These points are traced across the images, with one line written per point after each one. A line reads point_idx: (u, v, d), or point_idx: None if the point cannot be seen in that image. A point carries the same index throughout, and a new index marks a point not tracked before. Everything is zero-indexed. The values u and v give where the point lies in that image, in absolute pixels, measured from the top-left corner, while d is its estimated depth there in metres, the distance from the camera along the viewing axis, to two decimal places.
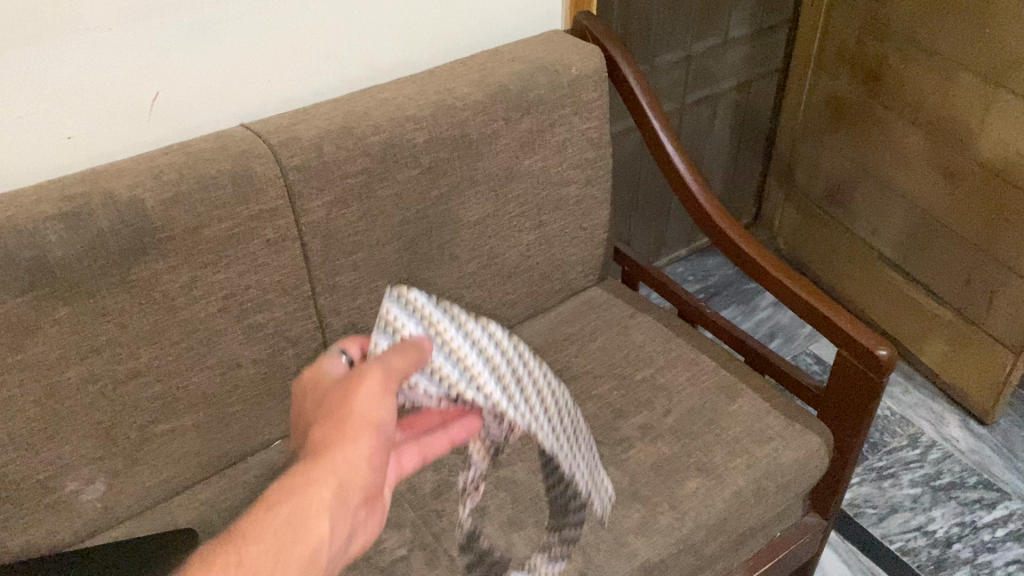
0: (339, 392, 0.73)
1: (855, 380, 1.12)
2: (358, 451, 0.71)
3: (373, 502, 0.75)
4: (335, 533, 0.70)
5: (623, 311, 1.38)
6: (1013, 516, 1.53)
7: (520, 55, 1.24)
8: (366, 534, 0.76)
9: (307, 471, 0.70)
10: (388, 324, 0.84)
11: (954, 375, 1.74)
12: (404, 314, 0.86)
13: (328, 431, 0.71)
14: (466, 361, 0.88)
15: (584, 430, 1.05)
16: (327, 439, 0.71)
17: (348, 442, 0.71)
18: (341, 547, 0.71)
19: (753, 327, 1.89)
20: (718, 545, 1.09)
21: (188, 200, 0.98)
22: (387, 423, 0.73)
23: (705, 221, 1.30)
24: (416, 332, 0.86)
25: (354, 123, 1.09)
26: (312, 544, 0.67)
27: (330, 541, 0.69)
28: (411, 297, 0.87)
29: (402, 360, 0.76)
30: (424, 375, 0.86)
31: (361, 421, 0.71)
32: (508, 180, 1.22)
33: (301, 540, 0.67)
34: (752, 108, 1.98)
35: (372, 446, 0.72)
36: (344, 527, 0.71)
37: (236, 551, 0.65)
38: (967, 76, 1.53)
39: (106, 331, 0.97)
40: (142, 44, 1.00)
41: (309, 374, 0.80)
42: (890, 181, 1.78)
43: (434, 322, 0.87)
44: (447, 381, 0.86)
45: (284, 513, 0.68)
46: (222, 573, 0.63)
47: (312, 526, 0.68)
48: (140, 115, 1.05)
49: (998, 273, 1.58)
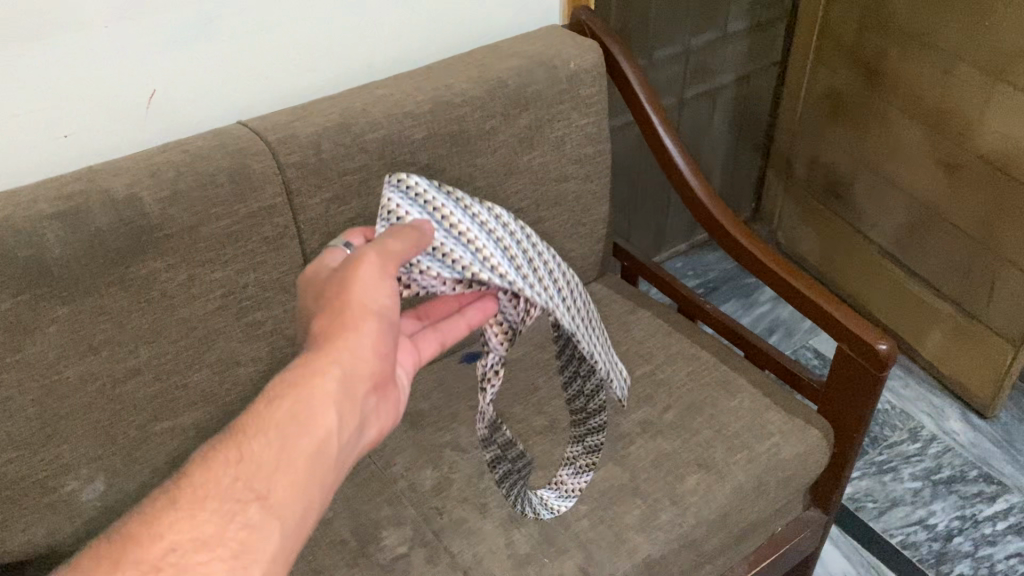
0: (337, 281, 0.78)
1: (855, 375, 1.11)
2: (361, 334, 0.76)
3: (381, 386, 0.80)
4: (345, 417, 0.74)
5: (623, 306, 1.38)
6: (1013, 509, 1.53)
7: (518, 50, 1.24)
8: (377, 419, 0.80)
9: (310, 360, 0.74)
10: (390, 211, 0.94)
11: (954, 369, 1.74)
12: (407, 201, 0.96)
13: (332, 319, 0.76)
14: (462, 228, 0.96)
15: (597, 322, 1.11)
16: (331, 325, 0.76)
17: (352, 327, 0.76)
18: (353, 430, 0.75)
19: (752, 321, 1.88)
20: (719, 541, 1.09)
21: (186, 198, 0.98)
22: (388, 307, 0.78)
23: (704, 216, 1.30)
24: (419, 215, 0.95)
25: (351, 120, 1.08)
26: (321, 426, 0.71)
27: (341, 423, 0.73)
28: (411, 180, 0.98)
29: (400, 244, 0.80)
30: (436, 259, 0.91)
31: (361, 306, 0.76)
32: (507, 176, 1.22)
33: (314, 418, 0.71)
34: (751, 102, 1.97)
35: (373, 331, 0.77)
36: (354, 408, 0.75)
37: (236, 447, 0.68)
38: (966, 69, 1.53)
39: (105, 330, 0.97)
40: (139, 41, 1.00)
41: (312, 269, 0.85)
42: (889, 174, 1.77)
43: (436, 206, 0.97)
44: (460, 263, 0.91)
45: (296, 395, 0.72)
46: (242, 451, 0.67)
47: (321, 408, 0.72)
48: (137, 113, 1.05)
49: (999, 266, 1.58)
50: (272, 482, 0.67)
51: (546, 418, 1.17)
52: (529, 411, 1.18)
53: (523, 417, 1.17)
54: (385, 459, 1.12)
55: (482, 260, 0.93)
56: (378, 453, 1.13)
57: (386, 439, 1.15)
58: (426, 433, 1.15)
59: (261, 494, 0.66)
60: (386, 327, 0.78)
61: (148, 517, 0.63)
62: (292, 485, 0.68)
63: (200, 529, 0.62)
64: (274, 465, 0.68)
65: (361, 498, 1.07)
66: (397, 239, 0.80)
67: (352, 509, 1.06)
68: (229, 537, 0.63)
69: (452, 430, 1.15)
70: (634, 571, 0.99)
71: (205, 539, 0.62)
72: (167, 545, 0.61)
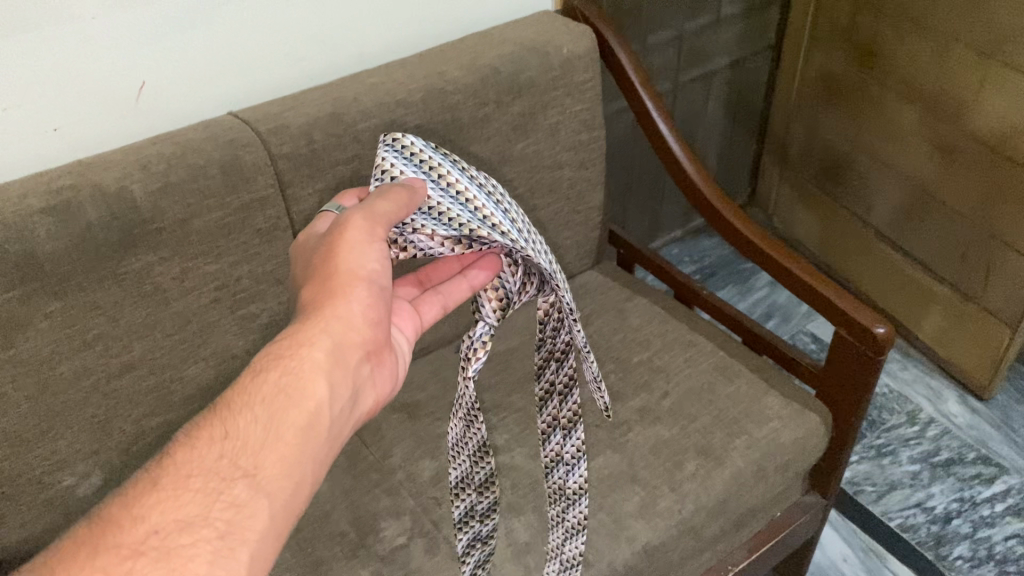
0: (325, 250, 0.80)
1: (852, 359, 1.11)
2: (349, 300, 0.78)
3: (373, 357, 0.81)
4: (337, 387, 0.74)
5: (620, 294, 1.37)
6: (1011, 490, 1.53)
7: (511, 36, 1.23)
8: (370, 391, 0.81)
9: (299, 329, 0.75)
10: (384, 170, 0.94)
11: (951, 351, 1.74)
12: (402, 160, 0.95)
13: (321, 288, 0.78)
14: (459, 187, 0.95)
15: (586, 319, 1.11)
16: (321, 294, 0.78)
17: (340, 295, 0.78)
18: (345, 402, 0.75)
19: (749, 307, 1.88)
20: (718, 527, 1.09)
21: (178, 191, 0.97)
22: (376, 272, 0.80)
23: (700, 201, 1.29)
24: (415, 174, 0.95)
25: (343, 109, 1.07)
26: (312, 394, 0.72)
27: (331, 391, 0.73)
28: (406, 141, 0.97)
29: (389, 207, 0.82)
30: (430, 217, 0.91)
31: (348, 272, 0.79)
32: (501, 164, 1.21)
33: (305, 386, 0.72)
34: (746, 86, 1.96)
35: (362, 298, 0.79)
36: (345, 377, 0.76)
37: (222, 423, 0.67)
38: (961, 50, 1.52)
39: (98, 325, 0.96)
40: (128, 32, 0.99)
41: (302, 241, 0.88)
42: (885, 156, 1.77)
43: (434, 165, 0.96)
44: (458, 220, 0.91)
45: (286, 365, 0.73)
46: (228, 420, 0.68)
47: (310, 375, 0.73)
48: (127, 105, 1.04)
49: (996, 248, 1.58)
50: (259, 457, 0.66)
51: None
52: (527, 399, 1.18)
53: (521, 406, 1.17)
54: (382, 450, 1.12)
55: (482, 218, 0.93)
56: (375, 444, 1.13)
57: (383, 430, 1.14)
58: (423, 423, 1.15)
59: (249, 471, 0.65)
60: (376, 294, 0.80)
61: (128, 500, 0.62)
62: (280, 460, 0.67)
63: (184, 509, 0.62)
64: (261, 439, 0.67)
65: (359, 489, 1.07)
66: (385, 201, 0.82)
67: (351, 500, 1.05)
68: (215, 516, 0.62)
69: (449, 420, 1.15)
70: (634, 558, 0.99)
71: (190, 519, 0.61)
72: (150, 527, 0.60)
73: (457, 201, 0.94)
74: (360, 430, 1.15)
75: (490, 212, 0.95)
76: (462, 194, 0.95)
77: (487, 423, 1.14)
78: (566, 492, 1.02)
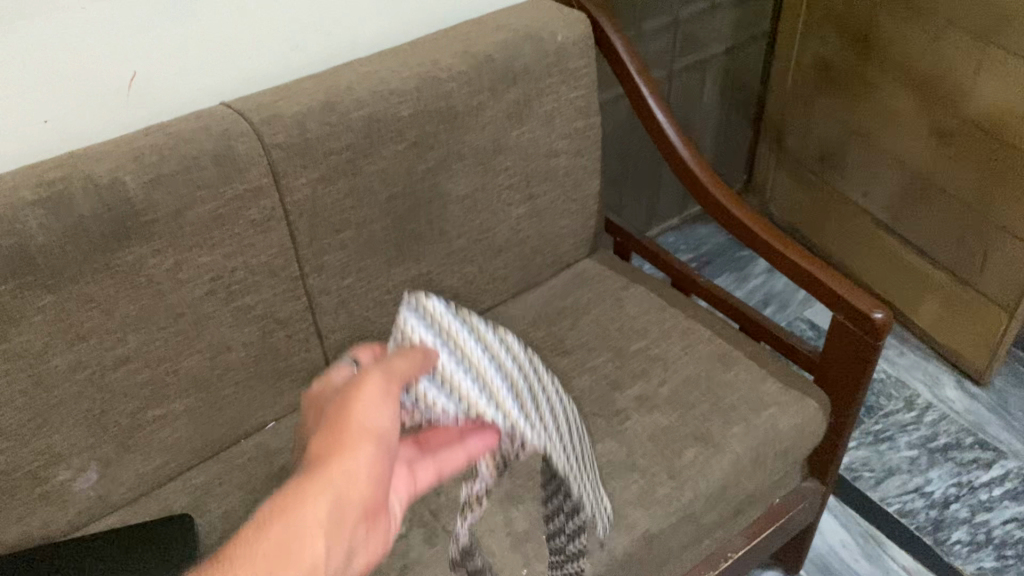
0: (338, 400, 0.69)
1: (850, 345, 1.11)
2: (356, 462, 0.67)
3: (376, 522, 0.70)
4: (333, 553, 0.65)
5: (617, 282, 1.36)
6: (1010, 474, 1.54)
7: (505, 23, 1.22)
8: (374, 551, 0.70)
9: (303, 481, 0.66)
10: (401, 337, 0.79)
11: (949, 337, 1.74)
12: (422, 325, 0.80)
13: (327, 442, 0.67)
14: (474, 361, 0.81)
15: (589, 448, 1.01)
16: (325, 449, 0.67)
17: (346, 452, 0.67)
18: (343, 565, 0.67)
19: (746, 295, 1.88)
20: (718, 514, 1.09)
21: (171, 182, 0.96)
22: (388, 426, 0.69)
23: (696, 188, 1.28)
24: (433, 344, 0.79)
25: (336, 98, 1.06)
26: (306, 562, 0.63)
27: (328, 557, 0.65)
28: (429, 305, 0.81)
29: (406, 362, 0.72)
30: (439, 391, 0.77)
31: (358, 428, 0.68)
32: (496, 153, 1.20)
33: (299, 553, 0.64)
34: (741, 73, 1.95)
35: (372, 458, 0.68)
36: (338, 548, 0.66)
37: None
38: (957, 34, 1.52)
39: (92, 318, 0.95)
40: (118, 22, 0.98)
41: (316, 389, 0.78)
42: (881, 142, 1.76)
43: (453, 334, 0.81)
44: (465, 398, 0.78)
45: (283, 524, 0.65)
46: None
47: (306, 541, 0.64)
48: (118, 96, 1.03)
49: (992, 233, 1.58)
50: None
51: None
52: None
53: None
54: None
55: (491, 399, 0.80)
56: None
57: None
58: None
59: None
60: (386, 454, 0.69)
61: None
62: None
63: None
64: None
65: None
66: (403, 359, 0.72)
67: None
68: None
69: None
70: (633, 546, 0.99)
71: None
72: None
73: (470, 377, 0.80)
74: None
75: (497, 387, 0.81)
76: (472, 362, 0.81)
77: None
78: (564, 564, 0.94)
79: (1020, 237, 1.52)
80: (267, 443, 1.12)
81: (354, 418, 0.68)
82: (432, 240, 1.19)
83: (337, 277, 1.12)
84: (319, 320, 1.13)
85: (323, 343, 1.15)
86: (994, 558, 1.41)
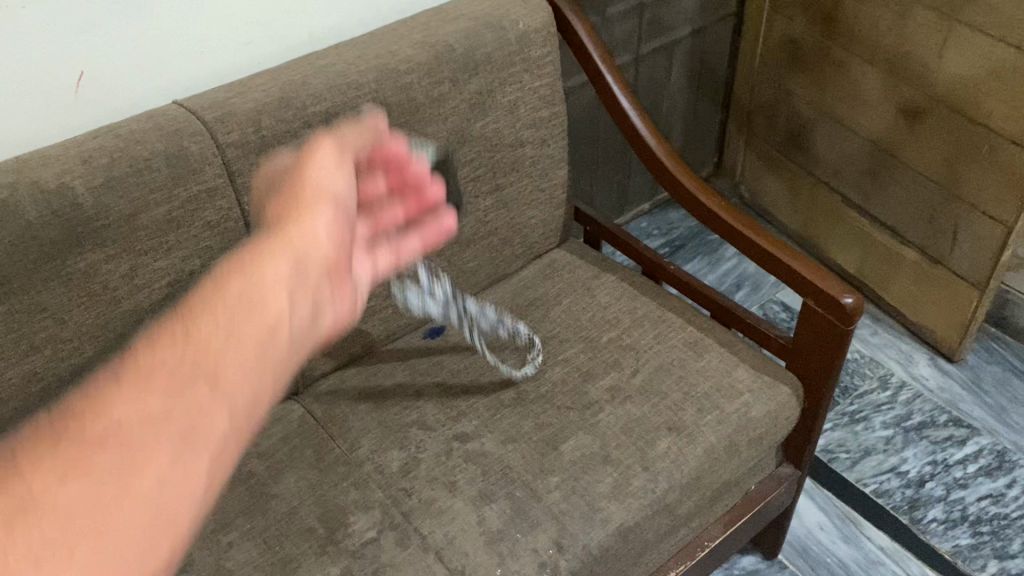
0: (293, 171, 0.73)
1: (820, 330, 1.10)
2: (314, 220, 0.68)
3: (343, 282, 0.70)
4: (298, 302, 0.63)
5: (587, 272, 1.35)
6: (983, 451, 1.54)
7: (464, 11, 1.19)
8: (339, 308, 0.69)
9: (213, 268, 0.61)
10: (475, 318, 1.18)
11: (920, 315, 1.74)
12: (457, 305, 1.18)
13: (285, 205, 0.69)
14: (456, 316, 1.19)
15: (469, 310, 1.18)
16: (285, 207, 0.69)
17: (306, 210, 0.68)
18: (308, 318, 0.64)
19: (718, 278, 1.87)
20: (693, 503, 1.08)
21: (123, 185, 0.93)
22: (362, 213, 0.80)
23: (663, 175, 1.27)
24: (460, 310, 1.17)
25: (292, 93, 1.04)
26: (273, 305, 0.60)
27: (295, 306, 0.62)
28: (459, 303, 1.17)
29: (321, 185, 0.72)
30: None
31: (314, 188, 0.70)
32: (460, 145, 1.18)
33: (261, 307, 0.59)
34: (709, 55, 1.93)
35: (329, 213, 0.69)
36: (319, 286, 0.66)
37: (182, 324, 0.55)
38: (921, 11, 1.51)
39: (45, 327, 0.92)
40: (62, 20, 0.94)
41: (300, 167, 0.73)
42: (849, 121, 1.76)
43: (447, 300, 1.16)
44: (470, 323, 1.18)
45: (240, 282, 0.60)
46: (179, 350, 0.53)
47: (261, 310, 0.59)
48: (66, 96, 0.99)
49: (962, 210, 1.58)
50: (44, 490, 0.44)
51: (513, 390, 1.14)
52: (497, 383, 1.16)
53: (490, 390, 1.14)
54: (349, 442, 1.09)
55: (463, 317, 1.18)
56: (342, 437, 1.10)
57: (350, 422, 1.12)
58: (390, 412, 1.12)
59: (213, 375, 0.53)
60: (342, 214, 0.71)
61: (91, 394, 0.49)
62: (247, 372, 0.55)
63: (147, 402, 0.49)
64: (41, 503, 0.44)
65: (327, 483, 1.04)
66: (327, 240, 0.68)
67: (318, 495, 1.03)
68: (176, 415, 0.50)
69: (417, 409, 1.12)
70: (608, 540, 0.97)
71: (154, 415, 0.49)
72: (113, 420, 0.48)
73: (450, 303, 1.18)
74: (326, 423, 1.12)
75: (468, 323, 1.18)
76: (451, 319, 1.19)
77: (457, 410, 1.12)
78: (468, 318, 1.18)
79: (988, 213, 1.53)
80: None
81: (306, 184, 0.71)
82: None
83: None
84: None
85: None
86: (970, 535, 1.42)
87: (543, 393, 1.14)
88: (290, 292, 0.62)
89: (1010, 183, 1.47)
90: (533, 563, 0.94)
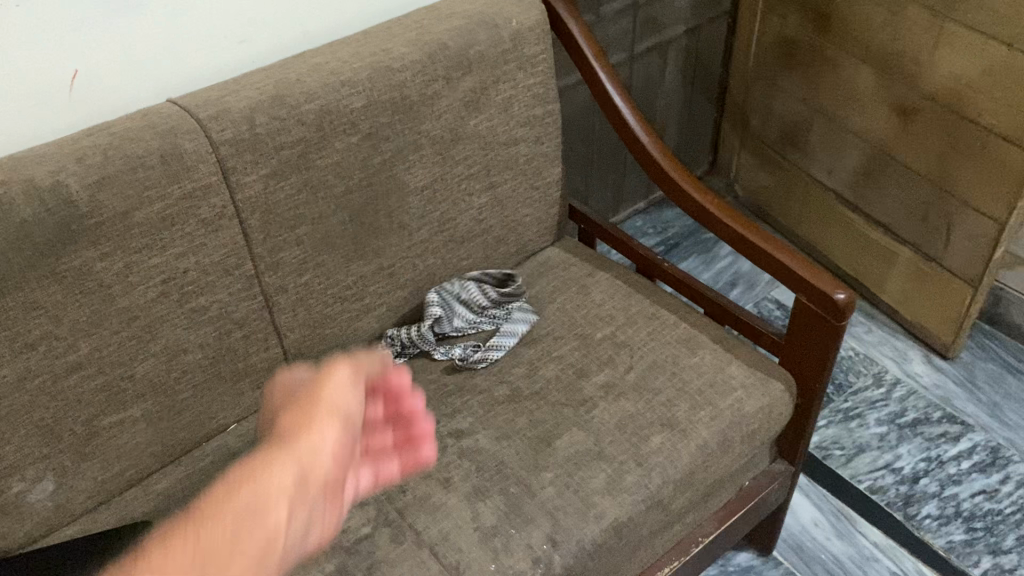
0: (306, 384, 0.60)
1: (814, 326, 1.11)
2: (318, 446, 0.57)
3: (336, 514, 0.59)
4: (288, 537, 0.54)
5: (581, 270, 1.35)
6: (977, 447, 1.55)
7: (458, 10, 1.20)
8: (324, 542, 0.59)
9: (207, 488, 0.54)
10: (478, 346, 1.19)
11: (914, 313, 1.75)
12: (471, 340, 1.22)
13: (290, 420, 0.58)
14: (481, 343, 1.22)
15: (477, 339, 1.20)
16: (290, 425, 0.58)
17: (311, 432, 0.57)
18: (291, 552, 0.55)
19: (713, 277, 1.88)
20: (687, 499, 1.08)
21: (117, 183, 0.94)
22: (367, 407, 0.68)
23: (657, 173, 1.27)
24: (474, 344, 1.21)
25: (286, 91, 1.04)
26: (261, 538, 0.52)
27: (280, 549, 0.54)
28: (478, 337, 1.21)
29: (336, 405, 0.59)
30: None
31: (326, 410, 0.59)
32: (454, 143, 1.18)
33: (242, 547, 0.51)
34: (704, 54, 1.94)
35: (335, 440, 0.58)
36: (301, 515, 0.56)
37: (173, 543, 0.50)
38: (914, 9, 1.51)
39: (40, 325, 0.93)
40: (55, 18, 0.95)
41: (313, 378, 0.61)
42: (843, 119, 1.76)
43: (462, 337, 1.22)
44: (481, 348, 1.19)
45: (225, 520, 0.52)
46: None
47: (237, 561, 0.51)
48: (60, 94, 1.00)
49: (955, 207, 1.58)
50: None
51: (507, 387, 1.15)
52: (491, 380, 1.16)
53: (484, 387, 1.15)
54: None
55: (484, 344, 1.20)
56: None
57: None
58: None
59: None
60: (349, 439, 0.59)
61: None
62: None
63: None
64: None
65: None
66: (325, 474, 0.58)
67: None
68: None
69: None
70: (603, 535, 0.98)
71: None
72: None
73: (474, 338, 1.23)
74: None
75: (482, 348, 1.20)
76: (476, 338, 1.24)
77: (452, 407, 1.12)
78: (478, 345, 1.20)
79: (981, 210, 1.53)
80: (228, 445, 1.10)
81: (323, 399, 0.59)
82: (391, 233, 1.17)
83: (294, 274, 1.10)
84: (277, 320, 1.11)
85: (282, 342, 1.13)
86: (964, 531, 1.42)
87: (538, 389, 1.14)
88: (280, 528, 0.53)
89: (1002, 180, 1.47)
90: (527, 558, 0.94)
